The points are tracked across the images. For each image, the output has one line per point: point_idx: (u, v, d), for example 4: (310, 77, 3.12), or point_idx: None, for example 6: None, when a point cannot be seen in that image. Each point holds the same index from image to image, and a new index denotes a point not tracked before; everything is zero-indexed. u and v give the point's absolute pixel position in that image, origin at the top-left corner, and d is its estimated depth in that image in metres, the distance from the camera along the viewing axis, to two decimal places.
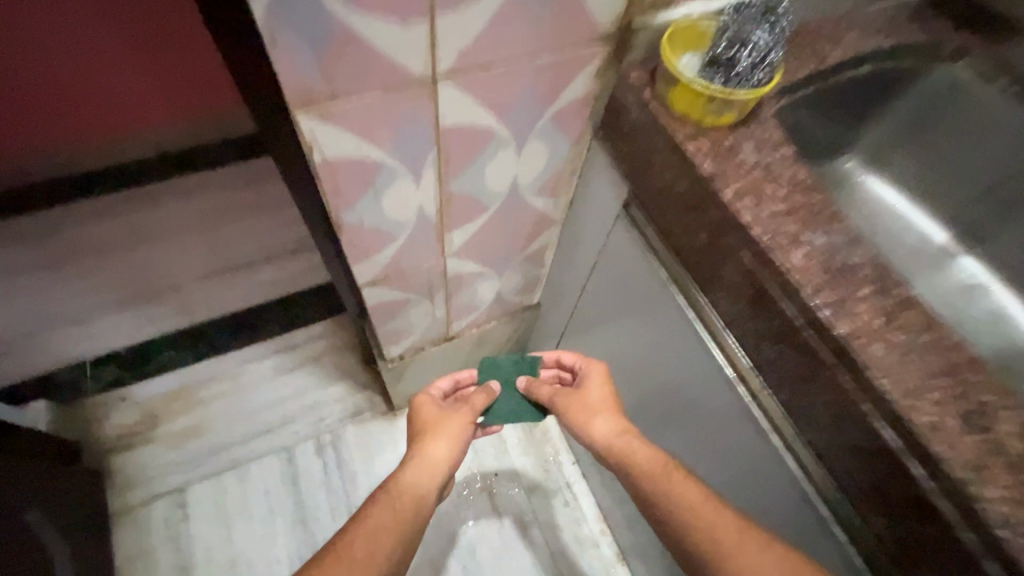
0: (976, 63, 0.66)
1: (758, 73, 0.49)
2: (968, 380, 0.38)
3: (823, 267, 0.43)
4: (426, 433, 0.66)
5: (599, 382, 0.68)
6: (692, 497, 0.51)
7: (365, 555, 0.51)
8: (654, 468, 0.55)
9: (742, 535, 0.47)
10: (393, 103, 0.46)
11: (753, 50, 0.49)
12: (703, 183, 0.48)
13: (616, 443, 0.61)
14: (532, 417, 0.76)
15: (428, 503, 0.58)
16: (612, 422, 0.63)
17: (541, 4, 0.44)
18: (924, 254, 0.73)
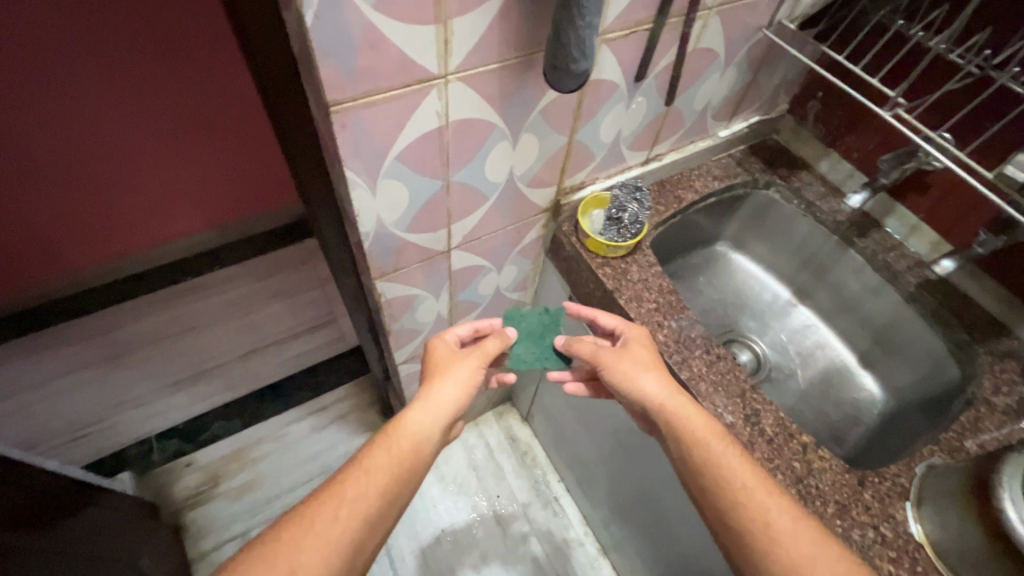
0: (783, 185, 1.02)
1: (635, 226, 0.85)
2: (749, 397, 0.73)
3: (674, 339, 0.78)
4: (434, 383, 0.77)
5: (641, 341, 0.75)
6: (741, 471, 0.62)
7: (357, 493, 0.66)
8: (718, 446, 0.64)
9: (796, 524, 0.58)
10: (427, 266, 0.79)
11: (630, 214, 0.86)
12: (608, 293, 0.83)
13: (669, 406, 0.68)
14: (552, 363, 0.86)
15: (422, 449, 0.72)
16: (662, 384, 0.70)
17: (507, 205, 0.78)
18: (773, 308, 1.11)
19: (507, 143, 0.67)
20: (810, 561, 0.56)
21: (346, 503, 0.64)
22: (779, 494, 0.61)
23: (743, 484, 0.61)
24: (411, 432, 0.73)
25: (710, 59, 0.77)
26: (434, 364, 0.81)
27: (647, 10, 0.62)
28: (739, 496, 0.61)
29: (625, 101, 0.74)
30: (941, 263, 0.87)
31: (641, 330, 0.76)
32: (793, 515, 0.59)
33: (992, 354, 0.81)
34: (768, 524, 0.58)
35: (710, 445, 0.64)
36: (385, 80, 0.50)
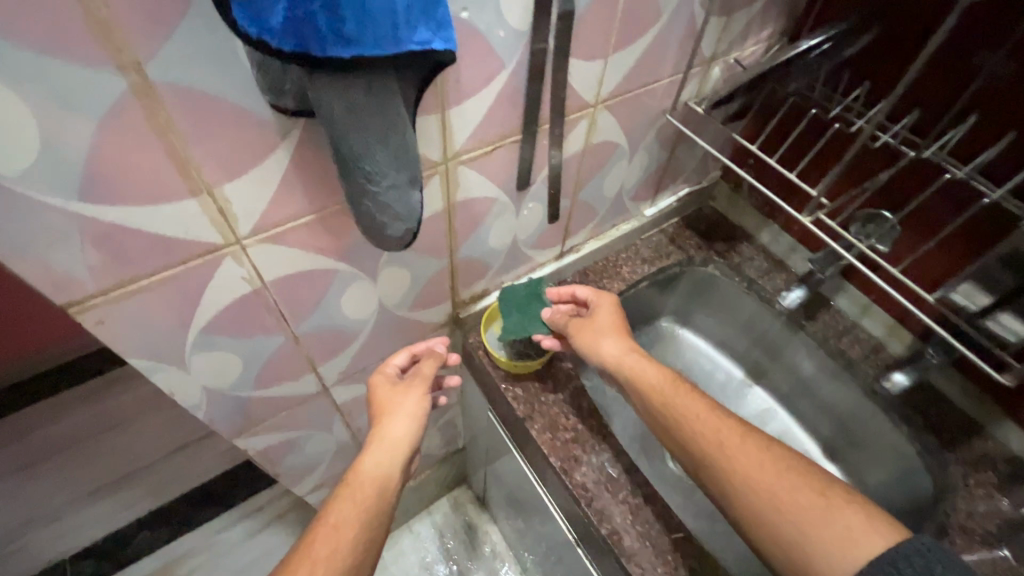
0: (721, 260, 0.90)
1: None
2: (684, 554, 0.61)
3: (595, 480, 0.66)
4: (383, 416, 0.62)
5: (605, 308, 0.67)
6: (689, 406, 0.55)
7: (328, 553, 0.49)
8: (666, 386, 0.57)
9: (745, 439, 0.50)
10: (300, 409, 0.68)
11: None
12: (519, 420, 0.71)
13: (626, 361, 0.62)
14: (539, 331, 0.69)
15: (392, 491, 0.57)
16: (622, 345, 0.63)
17: (388, 333, 0.67)
18: (729, 387, 0.99)
19: (366, 282, 0.56)
20: (763, 469, 0.48)
21: (320, 567, 0.48)
22: (736, 420, 0.53)
23: (693, 419, 0.53)
24: (374, 474, 0.58)
25: (610, 151, 0.67)
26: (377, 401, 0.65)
27: (509, 124, 0.52)
28: (693, 429, 0.53)
29: (513, 210, 0.64)
30: (891, 379, 0.75)
31: (609, 297, 0.70)
32: (753, 438, 0.50)
33: (965, 461, 0.71)
34: (716, 442, 0.51)
35: (660, 399, 0.57)
36: (154, 263, 0.39)
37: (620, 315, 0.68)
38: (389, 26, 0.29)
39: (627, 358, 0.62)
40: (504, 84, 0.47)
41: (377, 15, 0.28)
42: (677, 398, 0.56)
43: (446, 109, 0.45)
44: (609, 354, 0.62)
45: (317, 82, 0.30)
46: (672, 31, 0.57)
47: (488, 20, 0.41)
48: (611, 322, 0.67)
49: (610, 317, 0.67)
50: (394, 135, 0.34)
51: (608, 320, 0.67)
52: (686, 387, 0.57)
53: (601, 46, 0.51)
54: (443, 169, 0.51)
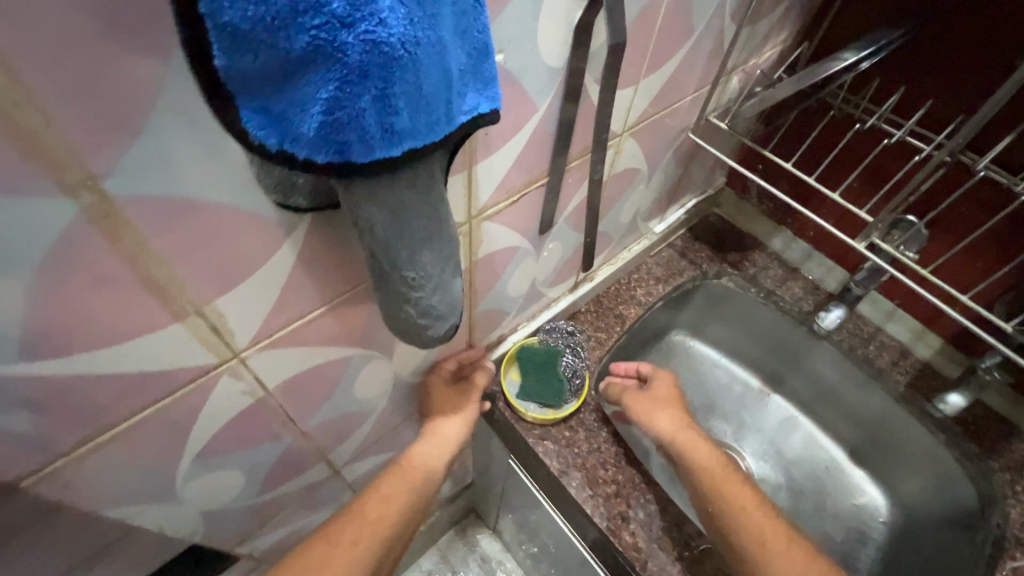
0: (735, 272, 0.86)
1: (574, 381, 0.69)
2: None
3: (646, 538, 0.60)
4: (436, 412, 0.62)
5: (663, 384, 0.66)
6: (741, 495, 0.54)
7: (378, 516, 0.54)
8: (716, 469, 0.56)
9: (789, 543, 0.51)
10: (309, 499, 0.59)
11: (567, 364, 0.70)
12: (554, 477, 0.64)
13: (678, 436, 0.61)
14: (557, 393, 0.67)
15: (436, 481, 0.59)
16: (677, 423, 0.62)
17: (402, 401, 0.59)
18: (749, 398, 0.94)
19: (382, 359, 0.48)
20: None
21: (367, 528, 0.52)
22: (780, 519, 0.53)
23: (743, 508, 0.53)
24: (422, 460, 0.60)
25: (631, 177, 0.61)
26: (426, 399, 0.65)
27: (538, 170, 0.45)
28: (741, 520, 0.52)
29: (534, 255, 0.57)
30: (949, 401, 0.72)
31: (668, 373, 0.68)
32: (799, 543, 0.51)
33: (1008, 466, 0.69)
34: (759, 541, 0.51)
35: (712, 482, 0.55)
36: (133, 404, 0.31)
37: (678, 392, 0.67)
38: (444, 109, 0.21)
39: (683, 435, 0.60)
40: (536, 128, 0.40)
41: (432, 98, 0.20)
42: (729, 486, 0.54)
43: (474, 165, 0.38)
44: (662, 429, 0.61)
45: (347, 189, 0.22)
46: (701, 47, 0.51)
47: (523, 61, 0.34)
48: (668, 396, 0.66)
49: (668, 393, 0.66)
50: (441, 231, 0.27)
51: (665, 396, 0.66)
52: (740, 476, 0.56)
53: (634, 72, 0.45)
54: (467, 229, 0.43)
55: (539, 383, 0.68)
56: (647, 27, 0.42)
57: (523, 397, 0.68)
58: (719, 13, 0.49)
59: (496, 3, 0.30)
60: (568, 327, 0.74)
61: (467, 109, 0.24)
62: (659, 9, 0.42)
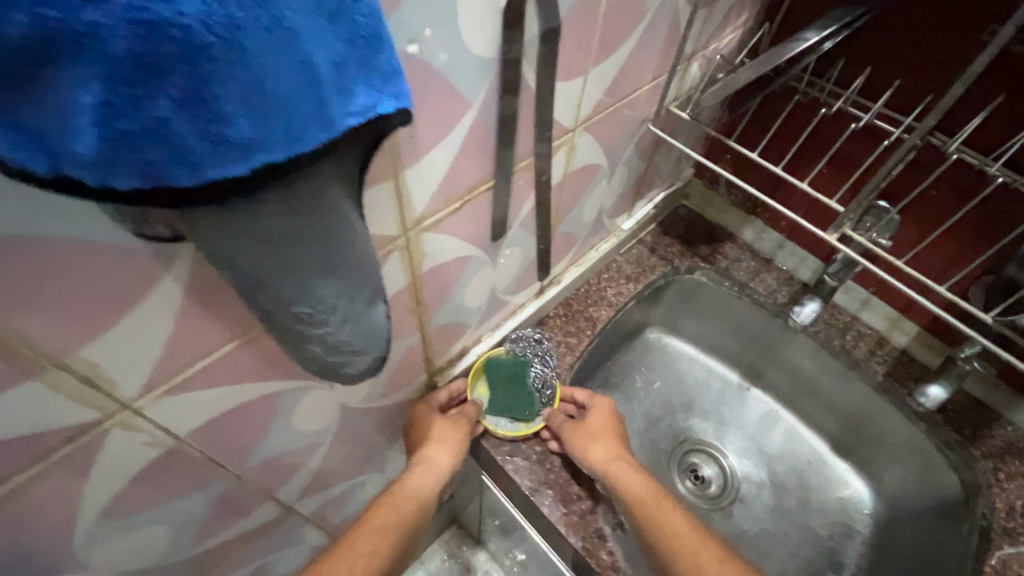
0: (708, 266, 0.83)
1: (543, 393, 0.64)
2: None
3: (625, 554, 0.57)
4: (427, 439, 0.60)
5: (602, 412, 0.62)
6: (677, 529, 0.52)
7: (370, 548, 0.52)
8: (649, 498, 0.55)
9: (724, 565, 0.50)
10: (260, 539, 0.54)
11: (535, 375, 0.64)
12: (526, 496, 0.61)
13: (612, 467, 0.57)
14: (525, 409, 0.63)
15: (431, 509, 0.57)
16: (614, 455, 0.58)
17: (357, 426, 0.55)
18: (729, 394, 0.91)
19: (322, 389, 0.44)
20: None
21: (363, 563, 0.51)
22: (716, 543, 0.52)
23: (680, 544, 0.51)
24: (416, 489, 0.57)
25: (590, 174, 0.57)
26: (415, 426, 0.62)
27: (481, 172, 0.41)
28: (679, 557, 0.51)
29: (490, 263, 0.53)
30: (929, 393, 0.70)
31: (604, 400, 0.65)
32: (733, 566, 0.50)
33: (991, 454, 0.68)
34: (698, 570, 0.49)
35: (651, 519, 0.53)
36: (10, 464, 0.27)
37: (614, 419, 0.63)
38: (318, 110, 0.18)
39: (620, 470, 0.57)
40: (471, 126, 0.36)
41: (296, 100, 0.17)
42: (667, 521, 0.53)
43: (401, 172, 0.34)
44: (602, 465, 0.57)
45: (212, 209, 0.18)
46: (655, 31, 0.47)
47: (445, 51, 0.30)
48: (602, 424, 0.62)
49: (604, 422, 0.62)
50: (340, 255, 0.23)
51: (601, 425, 0.62)
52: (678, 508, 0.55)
53: (582, 61, 0.41)
54: (404, 242, 0.39)
55: (508, 398, 0.63)
56: (591, 10, 0.38)
57: (493, 412, 0.63)
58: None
59: None
60: (535, 333, 0.69)
61: (354, 113, 0.20)
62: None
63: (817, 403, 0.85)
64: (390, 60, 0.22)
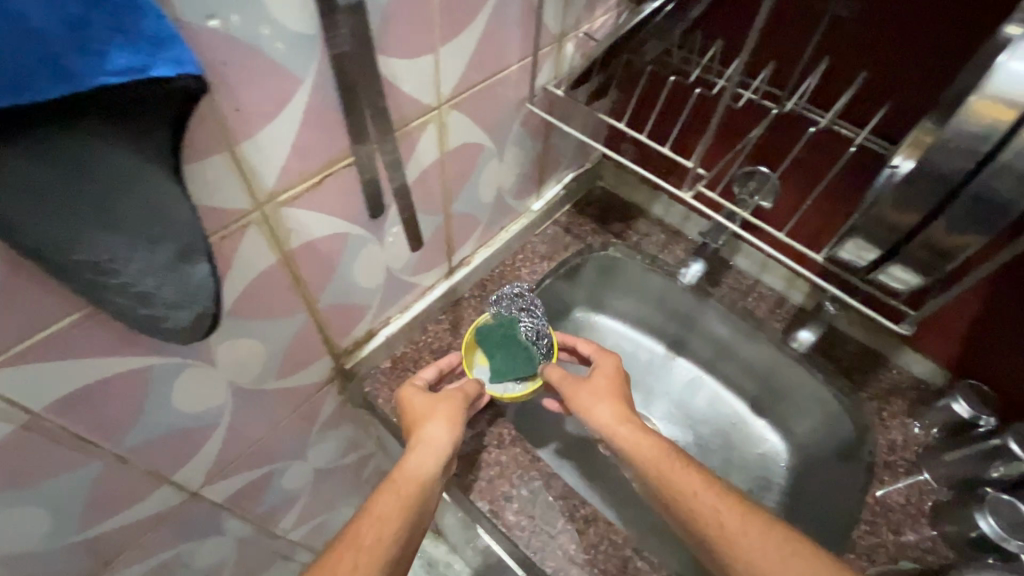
0: (620, 242, 0.87)
1: (538, 344, 0.68)
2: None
3: (529, 514, 0.60)
4: (418, 422, 0.59)
5: (603, 371, 0.64)
6: (685, 480, 0.52)
7: (375, 539, 0.49)
8: (661, 457, 0.55)
9: (744, 517, 0.49)
10: (165, 526, 0.55)
11: (528, 329, 0.68)
12: None
13: (621, 427, 0.58)
14: (525, 364, 0.66)
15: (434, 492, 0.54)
16: (616, 412, 0.60)
17: (257, 409, 0.56)
18: (655, 365, 0.95)
19: (200, 367, 0.45)
20: (767, 554, 0.47)
21: (363, 557, 0.48)
22: (735, 497, 0.51)
23: (687, 493, 0.52)
24: (415, 474, 0.55)
25: (474, 153, 0.60)
26: (409, 411, 0.61)
27: (336, 148, 0.43)
28: (689, 503, 0.51)
29: (375, 241, 0.55)
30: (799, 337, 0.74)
31: (613, 358, 0.66)
32: (753, 517, 0.49)
33: (877, 395, 0.72)
34: (717, 524, 0.49)
35: (660, 468, 0.54)
36: None
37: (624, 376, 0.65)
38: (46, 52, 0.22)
39: (622, 426, 0.58)
40: (310, 102, 0.38)
41: (17, 44, 0.21)
42: (677, 472, 0.53)
43: (236, 145, 0.36)
44: (606, 420, 0.59)
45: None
46: (507, 12, 0.50)
47: (256, 27, 0.32)
48: (609, 383, 0.63)
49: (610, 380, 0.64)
50: (125, 203, 0.27)
51: (607, 381, 0.64)
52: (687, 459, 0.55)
53: (426, 42, 0.44)
54: (261, 216, 0.41)
55: (507, 360, 0.67)
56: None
57: (497, 378, 0.67)
58: None
59: None
60: (514, 290, 0.72)
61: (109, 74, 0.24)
62: None
63: (732, 366, 0.89)
64: (159, 26, 0.25)
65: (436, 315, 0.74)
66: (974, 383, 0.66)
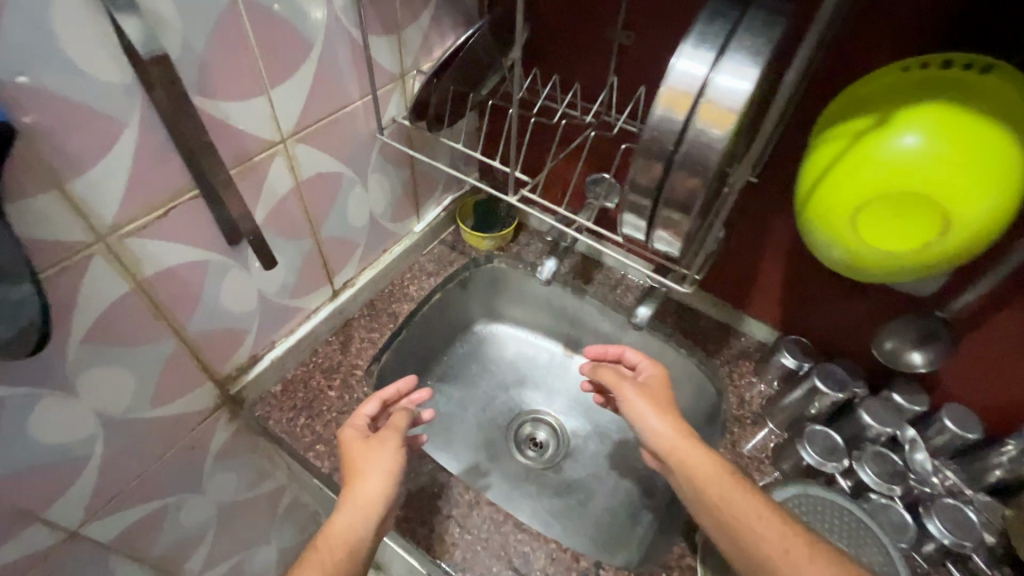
0: (503, 256, 0.94)
1: (505, 222, 0.95)
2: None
3: (415, 507, 0.64)
4: (354, 475, 0.59)
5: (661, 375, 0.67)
6: (765, 525, 0.51)
7: None
8: (724, 481, 0.55)
9: (811, 548, 0.50)
10: (43, 568, 0.55)
11: (506, 207, 0.95)
12: (328, 477, 0.67)
13: (677, 443, 0.59)
14: (485, 227, 0.94)
15: (360, 558, 0.54)
16: (673, 425, 0.61)
17: (138, 440, 0.58)
18: (557, 366, 1.03)
19: (57, 398, 0.48)
20: None
21: None
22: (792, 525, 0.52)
23: (762, 527, 0.51)
24: (342, 537, 0.55)
25: (332, 180, 0.66)
26: (348, 457, 0.60)
27: (177, 179, 0.48)
28: (766, 552, 0.50)
29: (239, 266, 0.59)
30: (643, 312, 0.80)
31: (661, 367, 0.68)
32: (821, 548, 0.50)
33: (728, 360, 0.81)
34: (761, 538, 0.51)
35: (718, 486, 0.55)
36: None
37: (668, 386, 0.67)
38: None
39: (682, 442, 0.59)
40: (139, 140, 0.44)
41: None
42: (742, 495, 0.54)
43: (64, 183, 0.41)
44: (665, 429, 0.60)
45: None
46: (337, 56, 0.58)
47: (68, 82, 0.38)
48: (664, 394, 0.65)
49: (659, 385, 0.66)
50: None
51: (656, 391, 0.66)
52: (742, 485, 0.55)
53: (254, 81, 0.50)
54: (103, 247, 0.45)
55: (482, 219, 0.95)
56: (243, 42, 0.47)
57: (469, 223, 0.95)
58: (338, 22, 0.56)
59: None
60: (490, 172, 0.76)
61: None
62: (243, 21, 0.47)
63: None
64: None
65: (325, 337, 0.78)
66: (795, 338, 0.74)
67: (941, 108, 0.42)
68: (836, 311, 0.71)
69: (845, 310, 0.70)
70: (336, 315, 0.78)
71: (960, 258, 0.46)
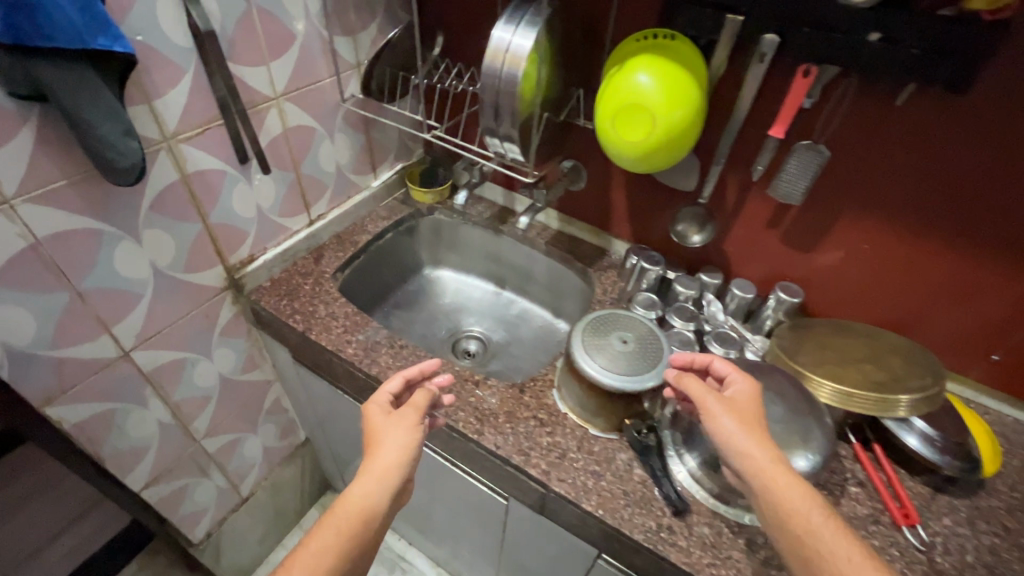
0: (441, 207, 1.25)
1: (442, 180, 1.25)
2: (460, 391, 0.86)
3: (362, 349, 0.92)
4: (375, 445, 0.68)
5: (754, 396, 0.67)
6: (852, 568, 0.53)
7: (317, 552, 0.59)
8: (809, 511, 0.57)
9: None
10: (105, 376, 0.82)
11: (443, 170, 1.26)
12: (302, 335, 0.95)
13: (770, 468, 0.60)
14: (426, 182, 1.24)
15: (373, 520, 0.64)
16: (765, 447, 0.62)
17: (172, 294, 0.86)
18: (487, 297, 1.32)
19: (131, 242, 0.77)
20: None
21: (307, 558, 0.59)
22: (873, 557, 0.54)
23: (850, 564, 0.53)
24: (360, 502, 0.64)
25: (310, 132, 0.98)
26: (370, 431, 0.70)
27: (212, 110, 0.79)
28: None
29: (244, 180, 0.90)
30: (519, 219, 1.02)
31: (751, 385, 0.69)
32: None
33: (600, 268, 1.11)
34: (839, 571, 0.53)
35: (807, 513, 0.57)
36: None
37: (758, 403, 0.68)
38: (77, 33, 0.56)
39: (772, 466, 0.60)
40: (193, 82, 0.75)
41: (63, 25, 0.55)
42: (829, 528, 0.56)
43: (152, 101, 0.72)
44: (760, 454, 0.61)
45: (51, 74, 0.57)
46: (312, 46, 0.90)
47: (160, 43, 0.70)
48: (754, 411, 0.67)
49: (747, 402, 0.67)
50: (116, 110, 0.63)
51: (744, 403, 0.67)
52: (830, 517, 0.57)
53: (260, 56, 0.83)
54: (167, 146, 0.76)
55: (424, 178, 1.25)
56: (255, 31, 0.80)
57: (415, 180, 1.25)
58: (313, 25, 0.89)
59: (119, 15, 0.64)
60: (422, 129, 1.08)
61: (51, 41, 0.55)
62: (255, 19, 0.79)
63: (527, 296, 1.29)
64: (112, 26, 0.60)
65: (302, 253, 1.08)
66: (637, 243, 1.05)
67: (654, 57, 0.75)
68: (659, 220, 1.02)
69: (663, 218, 1.01)
70: (311, 237, 1.08)
71: (668, 150, 0.77)
